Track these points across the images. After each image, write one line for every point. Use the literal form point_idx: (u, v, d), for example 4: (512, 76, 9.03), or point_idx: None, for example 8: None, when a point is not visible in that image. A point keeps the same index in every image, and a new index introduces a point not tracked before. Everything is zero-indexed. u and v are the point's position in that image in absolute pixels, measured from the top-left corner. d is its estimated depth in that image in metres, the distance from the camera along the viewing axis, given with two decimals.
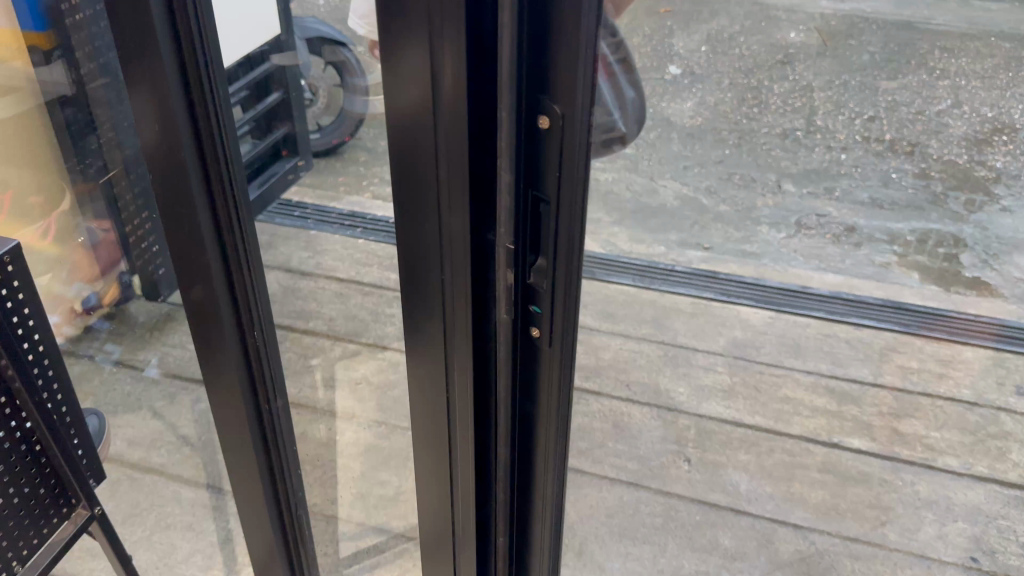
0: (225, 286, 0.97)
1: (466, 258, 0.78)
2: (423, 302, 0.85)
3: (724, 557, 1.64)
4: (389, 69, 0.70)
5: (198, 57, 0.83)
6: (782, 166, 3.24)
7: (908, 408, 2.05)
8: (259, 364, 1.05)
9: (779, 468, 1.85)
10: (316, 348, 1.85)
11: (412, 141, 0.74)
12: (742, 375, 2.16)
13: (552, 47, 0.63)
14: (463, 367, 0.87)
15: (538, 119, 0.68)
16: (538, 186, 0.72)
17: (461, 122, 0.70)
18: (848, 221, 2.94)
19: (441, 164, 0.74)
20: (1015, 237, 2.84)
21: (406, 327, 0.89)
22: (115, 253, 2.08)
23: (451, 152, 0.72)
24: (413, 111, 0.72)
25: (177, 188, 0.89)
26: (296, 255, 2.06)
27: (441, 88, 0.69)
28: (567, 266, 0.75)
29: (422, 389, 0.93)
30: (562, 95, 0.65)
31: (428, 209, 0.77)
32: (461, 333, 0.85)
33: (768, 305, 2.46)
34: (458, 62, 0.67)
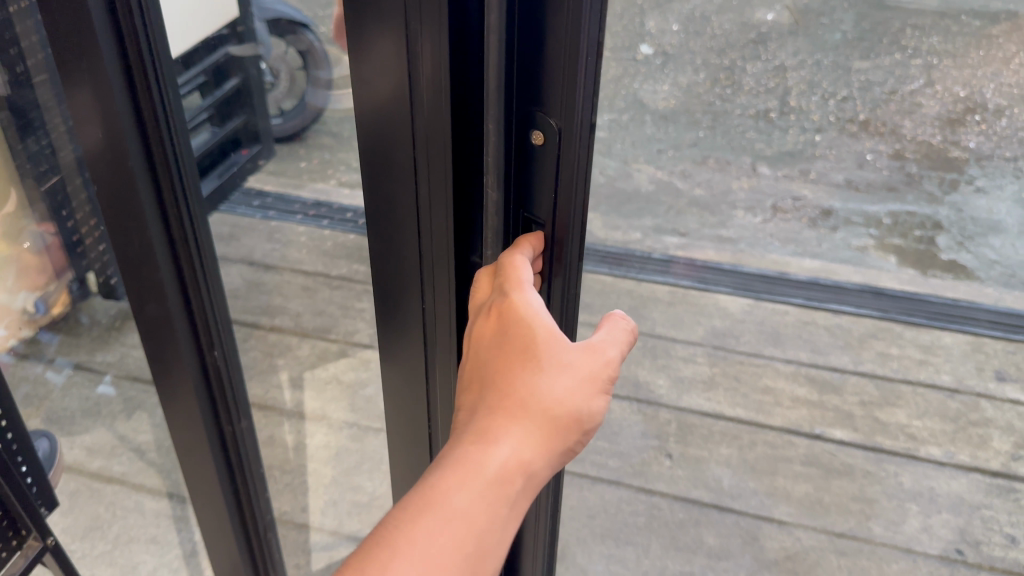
0: (181, 304, 0.90)
1: (450, 279, 0.73)
2: (400, 322, 0.79)
3: (709, 556, 1.61)
4: (360, 66, 0.64)
5: (144, 59, 0.75)
6: (757, 148, 3.20)
7: (890, 396, 2.03)
8: (220, 385, 0.98)
9: (762, 461, 1.82)
10: (282, 348, 1.79)
11: (387, 146, 0.68)
12: (722, 366, 2.12)
13: (547, 54, 0.57)
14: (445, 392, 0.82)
15: (532, 134, 0.62)
16: (533, 205, 0.66)
17: (443, 135, 0.64)
18: (825, 204, 2.97)
19: (420, 180, 0.68)
20: (990, 218, 2.90)
21: (383, 352, 0.83)
22: (64, 257, 1.81)
23: (429, 162, 0.66)
24: (386, 112, 0.66)
25: (125, 202, 0.82)
26: (260, 249, 1.98)
27: (420, 98, 0.63)
28: (565, 292, 0.69)
29: (401, 414, 0.88)
30: (557, 109, 0.58)
31: (406, 226, 0.72)
32: (442, 355, 0.79)
33: (746, 292, 2.45)
34: (439, 68, 0.61)
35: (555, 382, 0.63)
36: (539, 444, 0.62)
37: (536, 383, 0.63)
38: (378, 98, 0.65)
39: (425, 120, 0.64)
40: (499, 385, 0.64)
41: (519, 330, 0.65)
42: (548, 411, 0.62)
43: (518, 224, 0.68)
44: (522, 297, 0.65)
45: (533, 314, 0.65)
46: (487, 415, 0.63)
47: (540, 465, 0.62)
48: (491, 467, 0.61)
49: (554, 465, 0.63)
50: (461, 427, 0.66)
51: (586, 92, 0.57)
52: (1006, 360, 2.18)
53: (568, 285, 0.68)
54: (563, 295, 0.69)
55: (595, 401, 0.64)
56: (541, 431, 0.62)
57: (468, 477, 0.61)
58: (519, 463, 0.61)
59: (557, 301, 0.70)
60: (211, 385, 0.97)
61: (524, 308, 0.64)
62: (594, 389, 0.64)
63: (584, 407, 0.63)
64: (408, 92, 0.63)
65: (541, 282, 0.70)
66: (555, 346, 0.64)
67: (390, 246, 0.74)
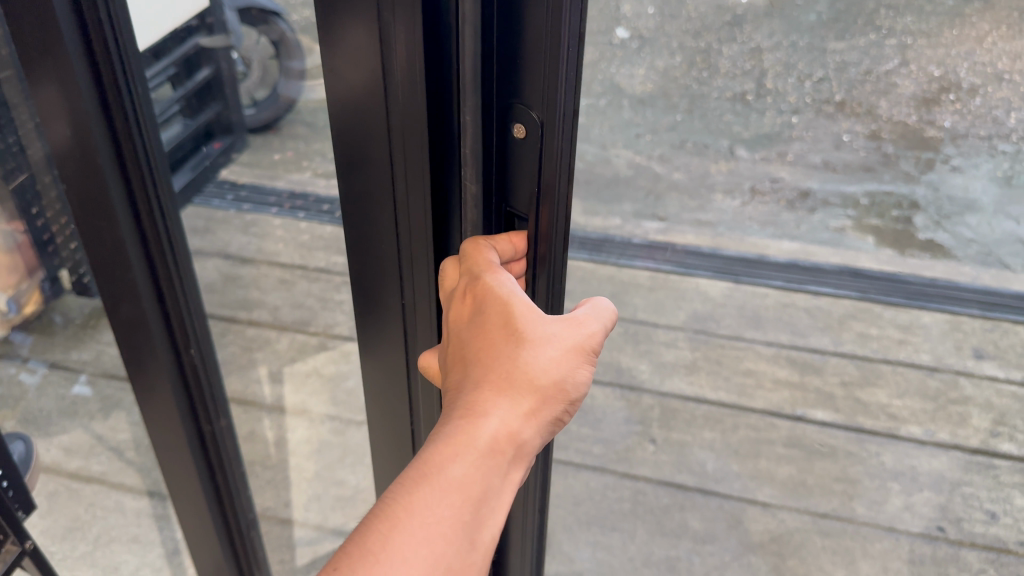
0: (154, 301, 0.88)
1: (429, 271, 0.72)
2: (380, 317, 0.78)
3: (694, 540, 1.62)
4: (332, 56, 0.63)
5: (112, 52, 0.73)
6: (735, 131, 3.17)
7: (870, 376, 2.05)
8: (198, 383, 0.96)
9: (745, 444, 1.82)
10: (261, 341, 1.77)
11: (360, 138, 0.66)
12: (704, 350, 2.13)
13: (528, 46, 0.55)
14: (427, 385, 0.81)
15: (514, 126, 0.61)
16: (516, 200, 0.65)
17: (419, 127, 0.63)
18: (802, 185, 3.05)
19: (396, 171, 0.67)
20: (965, 198, 2.98)
21: (362, 347, 0.82)
22: (33, 259, 1.64)
23: (406, 154, 0.65)
24: (359, 105, 0.64)
25: (94, 199, 0.79)
26: (237, 243, 1.95)
27: (394, 89, 0.62)
28: (551, 287, 0.68)
29: (382, 411, 0.86)
30: (537, 101, 0.57)
31: (382, 219, 0.71)
32: (422, 347, 0.78)
33: (726, 275, 2.46)
34: (414, 59, 0.59)
35: (541, 353, 0.61)
36: (527, 415, 0.60)
37: (520, 353, 0.61)
38: (352, 89, 0.64)
39: (400, 111, 0.63)
40: (481, 360, 0.62)
41: (496, 303, 0.63)
42: (534, 380, 0.60)
43: (500, 218, 0.68)
44: (497, 274, 0.64)
45: (510, 290, 0.63)
46: (472, 388, 0.61)
47: (530, 436, 0.60)
48: (482, 439, 0.58)
49: (543, 435, 0.61)
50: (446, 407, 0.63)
51: (567, 86, 0.56)
52: (983, 339, 2.21)
53: (553, 281, 0.66)
54: (551, 291, 0.68)
55: (581, 369, 0.62)
56: (529, 401, 0.60)
57: (459, 449, 0.58)
58: (509, 435, 0.59)
59: (541, 297, 0.68)
60: (189, 383, 0.95)
61: (500, 287, 0.62)
62: (580, 359, 0.62)
63: (571, 375, 0.62)
64: (381, 82, 0.62)
65: (528, 275, 0.68)
66: (537, 320, 0.62)
67: (366, 240, 0.73)
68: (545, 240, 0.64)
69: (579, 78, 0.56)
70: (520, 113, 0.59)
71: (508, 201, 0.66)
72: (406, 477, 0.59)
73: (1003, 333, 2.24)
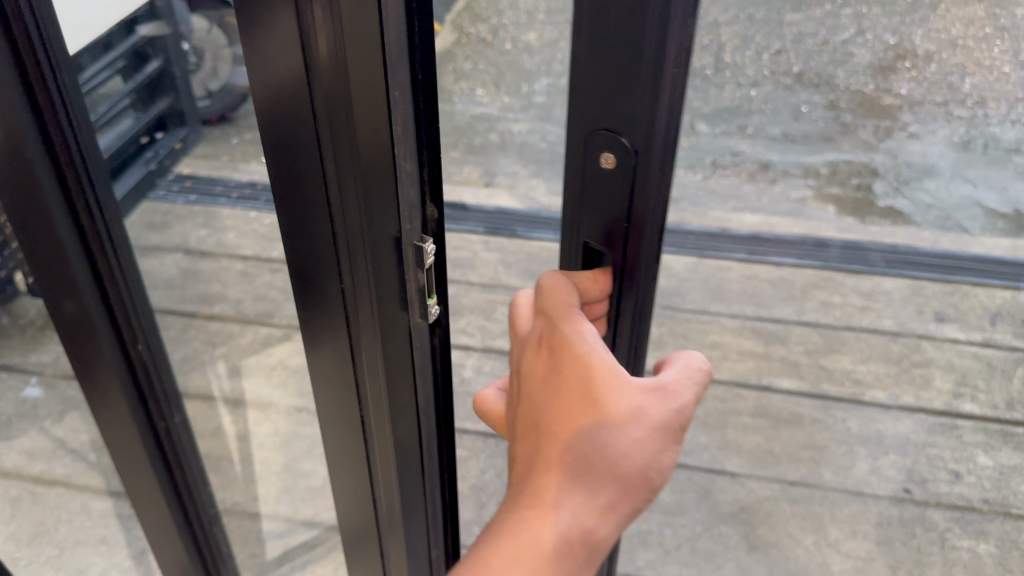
0: (99, 299, 0.86)
1: (369, 263, 0.70)
2: (322, 304, 0.76)
3: (664, 512, 1.61)
4: (251, 41, 0.60)
5: (34, 41, 0.70)
6: (694, 107, 3.23)
7: (833, 344, 2.07)
8: (149, 380, 0.94)
9: (713, 415, 1.83)
10: (224, 335, 1.75)
11: (289, 128, 0.64)
12: (670, 325, 2.13)
13: (623, 71, 0.55)
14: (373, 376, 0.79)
15: (599, 157, 0.60)
16: (591, 234, 0.65)
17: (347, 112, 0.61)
18: (762, 157, 3.03)
19: (328, 159, 0.65)
20: (924, 163, 2.99)
21: (307, 340, 0.80)
22: None
23: (336, 139, 0.63)
24: (283, 91, 0.62)
25: (26, 197, 0.76)
26: (194, 235, 1.92)
27: (319, 73, 0.60)
28: (633, 324, 0.69)
29: (331, 402, 0.85)
30: (632, 127, 0.57)
31: (318, 209, 0.68)
32: (366, 339, 0.76)
33: (690, 250, 2.47)
34: (335, 40, 0.57)
35: (618, 440, 0.61)
36: (603, 507, 0.61)
37: (597, 438, 0.61)
38: (276, 70, 0.61)
39: (333, 92, 0.60)
40: (554, 440, 0.62)
41: (575, 370, 0.62)
42: (611, 467, 0.60)
43: (578, 257, 0.67)
44: (576, 333, 0.63)
45: (587, 360, 0.62)
46: (543, 460, 0.63)
47: (605, 527, 0.62)
48: (553, 537, 0.60)
49: (621, 521, 0.62)
50: (519, 479, 0.64)
51: (666, 112, 0.56)
52: (944, 302, 2.24)
53: (637, 319, 0.68)
54: (632, 327, 0.69)
55: (663, 455, 0.61)
56: (605, 494, 0.61)
57: (529, 544, 0.61)
58: (582, 527, 0.61)
59: (626, 331, 0.70)
60: (139, 380, 0.93)
61: (575, 361, 0.62)
62: (663, 443, 0.61)
63: (652, 464, 0.61)
64: (305, 66, 0.59)
65: (605, 313, 0.69)
66: (615, 399, 0.61)
67: (302, 226, 0.70)
68: (634, 268, 0.64)
69: (682, 100, 0.56)
70: (607, 143, 0.59)
71: (582, 236, 0.66)
72: (478, 559, 0.62)
73: (963, 296, 2.27)
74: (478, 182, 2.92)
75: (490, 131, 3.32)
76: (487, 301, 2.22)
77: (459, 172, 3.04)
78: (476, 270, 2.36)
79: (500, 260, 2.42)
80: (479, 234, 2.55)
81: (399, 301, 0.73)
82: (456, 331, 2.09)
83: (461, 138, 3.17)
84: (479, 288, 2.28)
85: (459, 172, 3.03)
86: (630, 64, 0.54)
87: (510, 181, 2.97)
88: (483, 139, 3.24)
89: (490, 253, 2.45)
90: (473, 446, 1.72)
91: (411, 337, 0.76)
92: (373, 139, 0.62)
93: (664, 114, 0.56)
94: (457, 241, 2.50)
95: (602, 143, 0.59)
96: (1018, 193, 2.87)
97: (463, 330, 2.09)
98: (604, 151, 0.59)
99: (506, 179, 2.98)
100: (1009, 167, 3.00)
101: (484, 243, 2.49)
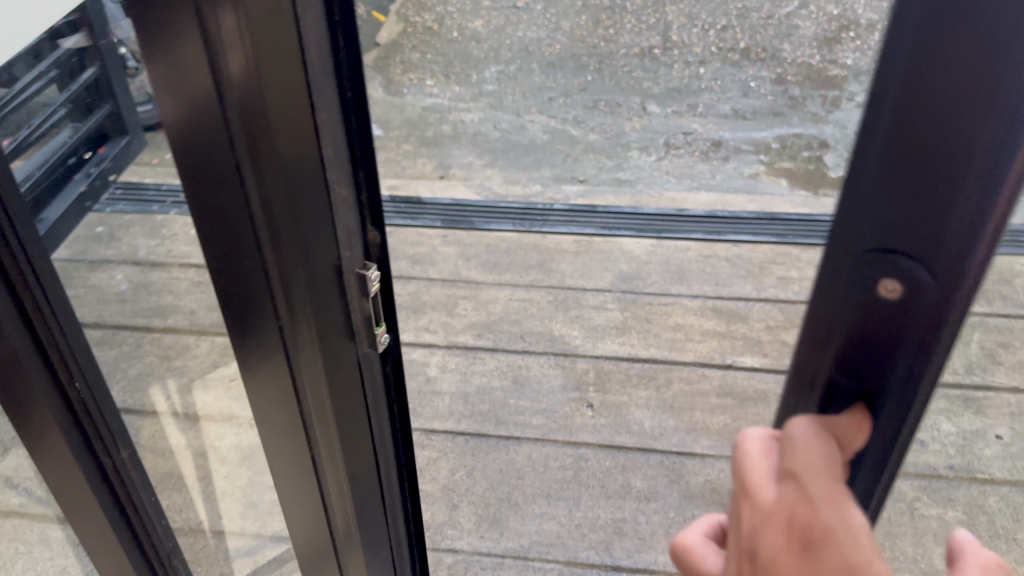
0: (28, 338, 0.81)
1: (309, 293, 0.67)
2: (255, 338, 0.74)
3: (637, 499, 1.58)
4: (158, 67, 0.57)
5: None
6: (646, 88, 3.37)
7: (793, 319, 2.08)
8: (90, 418, 0.89)
9: (680, 398, 1.83)
10: None
11: (208, 157, 0.61)
12: (633, 309, 2.13)
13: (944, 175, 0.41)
14: (319, 405, 0.77)
15: (882, 283, 0.46)
16: (841, 369, 0.49)
17: (270, 137, 0.58)
18: (713, 135, 3.06)
19: (251, 189, 0.62)
20: None
21: (245, 372, 0.78)
22: None
23: (260, 166, 0.60)
24: (196, 119, 0.59)
25: None
26: None
27: (233, 99, 0.57)
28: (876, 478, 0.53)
29: (275, 434, 0.82)
30: (940, 248, 0.43)
31: (246, 240, 0.66)
32: (308, 369, 0.74)
33: (649, 232, 2.47)
34: (246, 63, 0.54)
35: None
36: None
37: None
38: (186, 93, 0.58)
39: (249, 112, 0.57)
40: None
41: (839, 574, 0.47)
42: None
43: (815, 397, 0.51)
44: (839, 521, 0.47)
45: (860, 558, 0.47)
46: None
47: None
48: None
49: None
50: None
51: (991, 218, 0.42)
52: None
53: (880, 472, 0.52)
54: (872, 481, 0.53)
55: None
56: None
57: None
58: None
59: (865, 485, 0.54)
60: (79, 417, 0.88)
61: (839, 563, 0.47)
62: None
63: None
64: (216, 92, 0.57)
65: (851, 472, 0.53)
66: None
67: (230, 258, 0.68)
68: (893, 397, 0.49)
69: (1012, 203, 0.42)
70: (892, 266, 0.45)
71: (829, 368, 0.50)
72: None
73: None
74: (434, 177, 2.90)
75: (442, 121, 3.27)
76: (448, 295, 2.19)
77: (413, 165, 2.99)
78: (436, 266, 2.33)
79: (459, 253, 2.39)
80: (436, 228, 2.50)
81: (344, 331, 0.70)
82: (418, 330, 2.06)
83: (415, 133, 3.16)
84: (439, 283, 2.25)
85: (413, 165, 2.98)
86: (954, 167, 0.40)
87: (465, 172, 2.94)
88: (436, 131, 3.19)
89: (449, 247, 2.41)
90: (442, 446, 1.69)
91: (360, 367, 0.73)
92: (299, 159, 0.59)
93: (982, 232, 0.42)
94: (414, 236, 2.46)
95: (889, 263, 0.45)
96: None
97: (426, 327, 2.06)
98: (888, 274, 0.45)
99: (461, 171, 2.95)
100: None
101: (442, 237, 2.45)
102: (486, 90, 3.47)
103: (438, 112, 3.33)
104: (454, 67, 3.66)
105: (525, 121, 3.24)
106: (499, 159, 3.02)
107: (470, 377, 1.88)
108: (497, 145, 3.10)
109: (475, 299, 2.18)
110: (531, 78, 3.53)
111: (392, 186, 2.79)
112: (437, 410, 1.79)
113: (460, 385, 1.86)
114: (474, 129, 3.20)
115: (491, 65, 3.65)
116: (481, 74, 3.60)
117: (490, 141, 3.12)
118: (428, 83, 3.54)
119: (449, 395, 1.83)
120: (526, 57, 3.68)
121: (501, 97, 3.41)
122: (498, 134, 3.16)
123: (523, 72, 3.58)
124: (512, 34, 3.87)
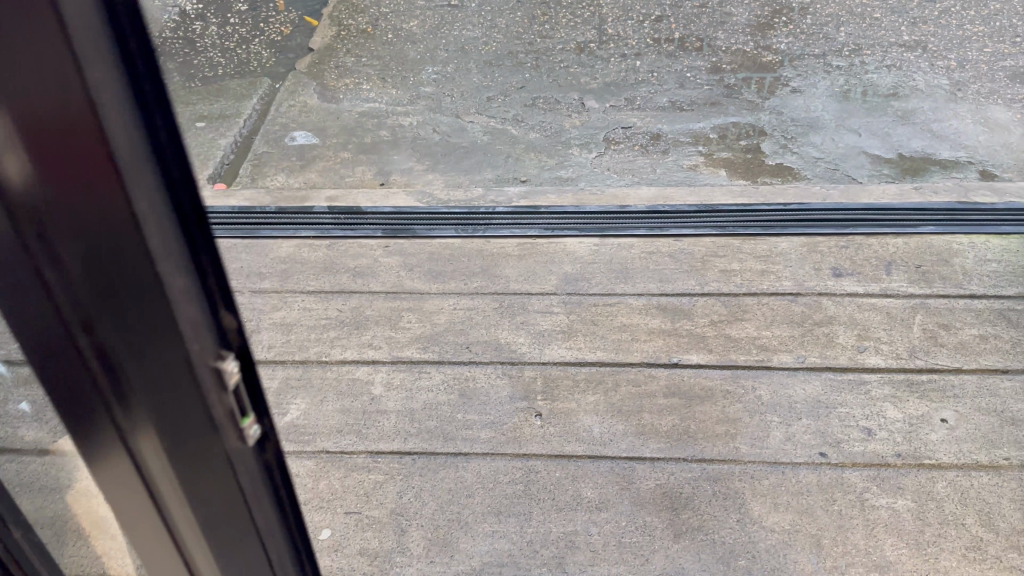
0: None
1: (153, 397, 0.60)
2: (99, 454, 0.66)
3: (588, 510, 1.56)
4: None
5: None
6: (583, 83, 3.36)
7: (737, 312, 2.09)
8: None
9: (628, 401, 1.82)
10: None
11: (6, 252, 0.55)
12: (579, 312, 2.11)
13: None
14: (186, 520, 0.69)
15: None
16: None
17: (75, 221, 0.52)
18: (652, 129, 3.08)
19: (59, 286, 0.56)
20: (807, 117, 3.07)
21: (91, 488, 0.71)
22: None
23: (68, 256, 0.54)
24: None
25: None
26: None
27: (21, 182, 0.52)
28: None
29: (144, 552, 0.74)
30: None
31: (67, 345, 0.59)
32: (163, 484, 0.66)
33: (591, 231, 2.46)
34: (25, 138, 0.50)
35: None
36: None
37: None
38: None
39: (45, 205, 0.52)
40: None
41: None
42: None
43: None
44: None
45: None
46: None
47: None
48: None
49: None
50: None
51: None
52: (839, 257, 2.28)
53: None
54: None
55: None
56: None
57: None
58: None
59: None
60: None
61: None
62: None
63: None
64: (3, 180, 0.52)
65: None
66: None
67: (54, 368, 0.61)
68: None
69: None
70: None
71: None
72: None
73: (857, 248, 2.32)
74: (374, 185, 2.84)
75: (380, 126, 3.21)
76: (391, 308, 2.15)
77: (351, 173, 2.92)
78: (378, 278, 2.28)
79: (401, 263, 2.34)
80: (376, 238, 2.45)
81: (206, 435, 0.63)
82: (361, 347, 2.01)
83: (353, 141, 3.10)
84: (382, 296, 2.20)
85: (352, 173, 2.92)
86: None
87: (406, 178, 2.89)
88: (374, 137, 3.13)
89: (391, 257, 2.36)
90: (389, 469, 1.66)
91: (234, 473, 0.65)
92: (111, 245, 0.53)
93: None
94: (354, 248, 2.40)
95: None
96: (899, 138, 2.94)
97: (369, 343, 2.02)
98: None
99: (402, 176, 2.90)
100: (889, 112, 3.08)
101: (384, 248, 2.40)
102: (424, 92, 3.43)
103: (376, 117, 3.26)
104: (390, 70, 3.60)
105: (465, 122, 3.20)
106: (439, 163, 2.97)
107: (416, 394, 1.84)
108: (437, 149, 3.05)
109: (419, 310, 2.14)
110: (468, 78, 3.48)
111: (331, 197, 2.71)
112: (382, 430, 1.75)
113: (405, 402, 1.82)
114: (413, 133, 3.15)
115: (429, 67, 3.61)
116: (418, 76, 3.55)
117: (429, 144, 3.07)
118: (365, 88, 3.48)
119: (394, 414, 1.79)
120: (464, 57, 3.65)
121: (440, 98, 3.37)
122: (438, 137, 3.12)
123: (461, 72, 3.54)
124: (449, 33, 3.87)
